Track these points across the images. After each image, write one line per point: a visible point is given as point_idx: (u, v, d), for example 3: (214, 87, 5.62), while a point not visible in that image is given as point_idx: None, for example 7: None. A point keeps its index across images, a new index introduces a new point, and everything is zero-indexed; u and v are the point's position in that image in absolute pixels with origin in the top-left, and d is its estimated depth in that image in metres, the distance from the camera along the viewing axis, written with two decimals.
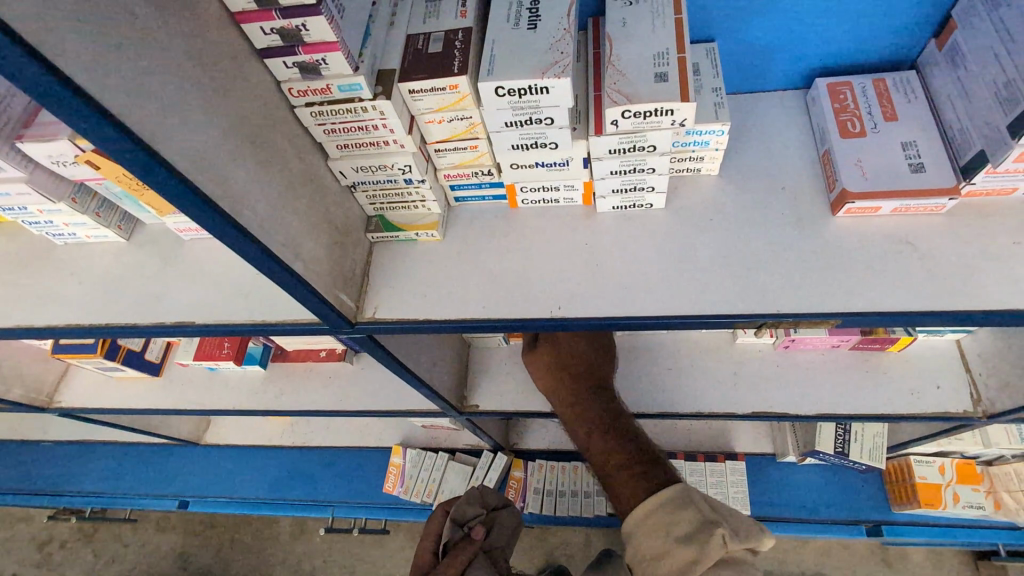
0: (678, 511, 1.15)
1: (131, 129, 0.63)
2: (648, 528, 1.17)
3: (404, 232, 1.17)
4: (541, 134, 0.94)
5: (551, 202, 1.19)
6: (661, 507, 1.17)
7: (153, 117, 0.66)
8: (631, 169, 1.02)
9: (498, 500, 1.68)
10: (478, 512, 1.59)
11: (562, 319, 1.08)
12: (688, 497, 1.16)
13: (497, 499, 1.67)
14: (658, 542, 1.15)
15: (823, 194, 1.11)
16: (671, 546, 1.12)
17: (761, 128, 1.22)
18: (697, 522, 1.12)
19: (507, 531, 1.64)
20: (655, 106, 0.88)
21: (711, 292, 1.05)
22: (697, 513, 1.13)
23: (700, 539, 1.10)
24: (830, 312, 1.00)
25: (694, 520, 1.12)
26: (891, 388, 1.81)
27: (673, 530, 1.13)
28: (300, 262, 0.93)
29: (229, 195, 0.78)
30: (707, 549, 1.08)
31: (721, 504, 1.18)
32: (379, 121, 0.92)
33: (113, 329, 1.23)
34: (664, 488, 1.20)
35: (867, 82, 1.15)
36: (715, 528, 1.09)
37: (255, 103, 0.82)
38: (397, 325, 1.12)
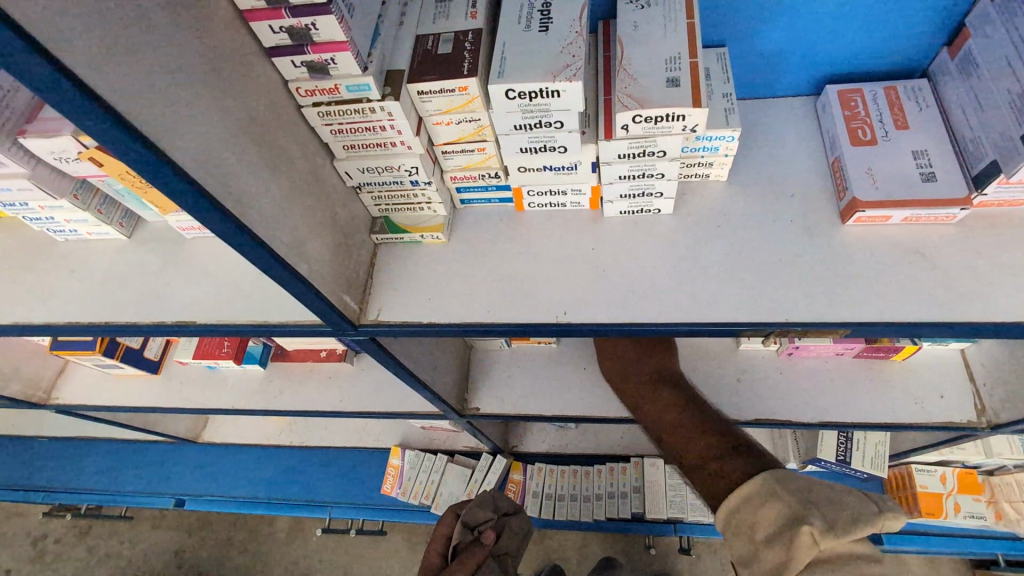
0: (761, 509, 1.04)
1: (136, 127, 0.62)
2: (733, 528, 1.08)
3: (409, 234, 1.16)
4: (550, 137, 0.93)
5: (558, 205, 1.18)
6: (746, 504, 1.07)
7: (159, 115, 0.65)
8: (640, 174, 1.01)
9: (508, 505, 1.68)
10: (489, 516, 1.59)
11: (569, 325, 1.07)
12: (772, 489, 1.04)
13: (507, 504, 1.68)
14: (746, 544, 1.04)
15: (833, 202, 1.10)
16: (757, 547, 1.02)
17: (771, 134, 1.21)
18: (783, 519, 0.99)
19: (516, 535, 1.66)
20: (666, 111, 0.87)
21: (720, 299, 1.04)
22: (782, 508, 1.00)
23: (787, 536, 0.97)
24: (839, 321, 0.99)
25: (781, 517, 1.00)
26: (895, 397, 1.80)
27: (758, 532, 1.02)
28: (305, 264, 0.92)
29: (235, 195, 0.76)
30: (796, 549, 0.96)
31: (820, 492, 1.02)
32: (387, 122, 0.91)
33: (113, 327, 1.22)
34: (750, 482, 1.08)
35: (878, 90, 1.14)
36: (801, 526, 0.96)
37: (261, 102, 0.81)
38: (400, 328, 1.11)
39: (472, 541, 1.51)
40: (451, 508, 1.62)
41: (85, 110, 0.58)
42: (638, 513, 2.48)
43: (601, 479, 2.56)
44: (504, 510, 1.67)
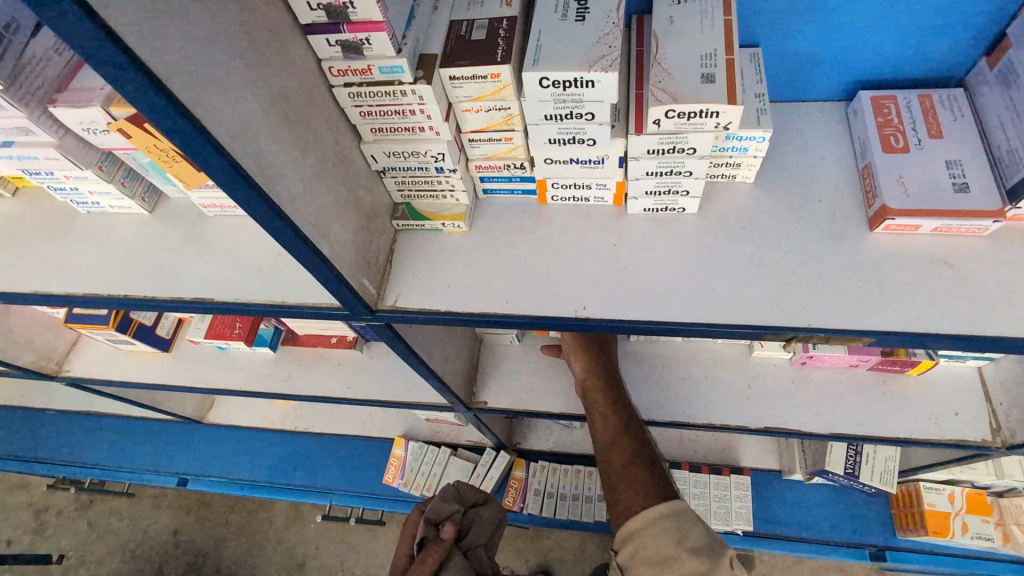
0: (688, 524, 1.28)
1: (174, 95, 0.61)
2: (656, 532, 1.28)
3: (430, 222, 1.16)
4: (580, 129, 0.92)
5: (581, 200, 1.17)
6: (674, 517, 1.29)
7: (196, 83, 0.64)
8: (668, 171, 1.00)
9: (476, 495, 1.66)
10: (456, 510, 1.56)
11: (587, 319, 1.06)
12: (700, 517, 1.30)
13: (475, 495, 1.66)
14: (666, 548, 1.25)
15: (861, 209, 1.09)
16: (680, 552, 1.23)
17: (800, 137, 1.19)
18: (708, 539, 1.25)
19: (486, 527, 1.63)
20: (701, 107, 0.85)
21: (742, 302, 1.03)
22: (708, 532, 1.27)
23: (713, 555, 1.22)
24: (862, 329, 0.98)
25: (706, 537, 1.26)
26: (909, 411, 1.77)
27: (685, 541, 1.25)
28: (328, 244, 0.92)
29: (265, 171, 0.76)
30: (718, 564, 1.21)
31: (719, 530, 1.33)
32: (418, 106, 0.90)
33: (131, 300, 1.22)
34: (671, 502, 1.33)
35: (912, 97, 1.12)
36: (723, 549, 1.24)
37: (295, 78, 0.80)
38: (417, 315, 1.11)
39: (436, 535, 1.48)
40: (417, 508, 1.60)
41: (127, 76, 0.58)
42: None
43: None
44: (472, 501, 1.65)
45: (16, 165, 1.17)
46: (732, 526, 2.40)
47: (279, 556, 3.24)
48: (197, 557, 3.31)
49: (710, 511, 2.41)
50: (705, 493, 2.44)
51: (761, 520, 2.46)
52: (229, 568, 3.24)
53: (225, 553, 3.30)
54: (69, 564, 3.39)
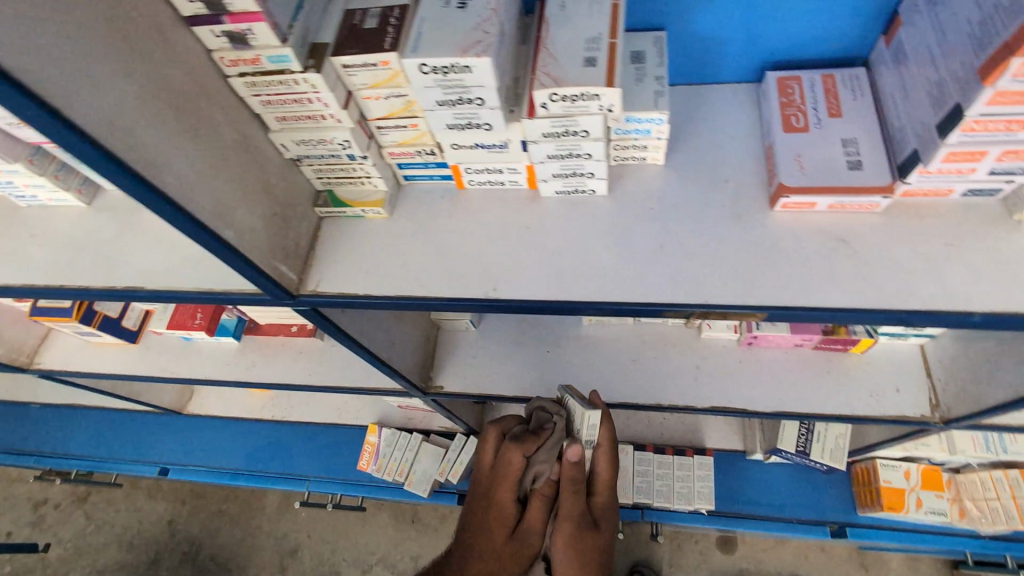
0: None
1: (31, 86, 0.64)
2: None
3: (350, 208, 1.19)
4: (473, 114, 0.95)
5: (497, 184, 1.20)
6: None
7: (58, 76, 0.67)
8: (567, 153, 1.02)
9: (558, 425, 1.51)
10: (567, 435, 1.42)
11: (497, 300, 1.09)
12: None
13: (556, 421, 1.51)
14: None
15: (765, 188, 1.11)
16: None
17: (712, 118, 1.21)
18: None
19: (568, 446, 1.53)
20: (581, 90, 0.88)
21: (645, 280, 1.06)
22: None
23: None
24: (758, 304, 1.01)
25: None
26: (851, 388, 1.79)
27: None
28: (231, 230, 0.95)
29: (147, 160, 0.79)
30: None
31: None
32: (313, 94, 0.93)
33: (66, 290, 1.26)
34: None
35: (816, 77, 1.15)
36: None
37: (179, 69, 0.83)
38: (337, 299, 1.14)
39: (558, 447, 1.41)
40: (518, 452, 1.36)
41: None
42: None
43: None
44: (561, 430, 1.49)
45: None
46: (693, 506, 2.42)
47: (271, 543, 3.31)
48: (190, 546, 3.39)
49: (673, 493, 2.45)
50: (669, 474, 2.48)
51: (725, 500, 2.49)
52: (223, 556, 3.32)
53: (216, 541, 3.37)
54: (67, 555, 3.47)
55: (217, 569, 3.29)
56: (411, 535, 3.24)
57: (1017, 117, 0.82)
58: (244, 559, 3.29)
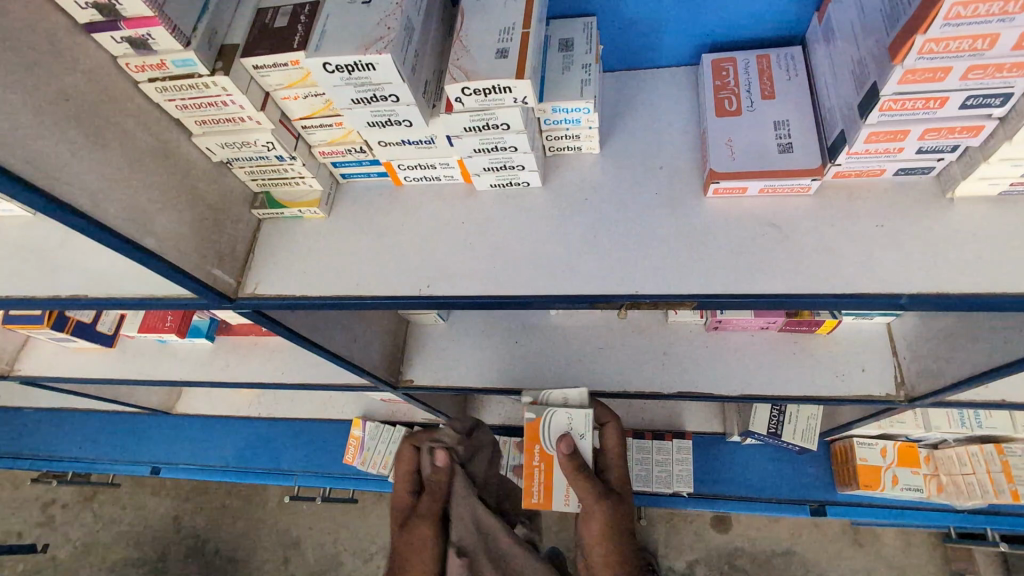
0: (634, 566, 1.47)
1: None
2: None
3: (287, 209, 1.18)
4: (391, 111, 0.94)
5: (433, 179, 1.19)
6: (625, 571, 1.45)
7: None
8: (493, 147, 1.01)
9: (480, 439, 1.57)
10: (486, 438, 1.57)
11: (429, 297, 1.09)
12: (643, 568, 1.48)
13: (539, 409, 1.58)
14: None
15: (701, 174, 1.09)
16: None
17: (650, 104, 1.19)
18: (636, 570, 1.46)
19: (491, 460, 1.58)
20: (492, 83, 0.87)
21: (576, 272, 1.06)
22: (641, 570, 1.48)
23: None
24: (686, 293, 1.00)
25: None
26: (816, 369, 1.78)
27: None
28: (152, 238, 0.95)
29: (48, 173, 0.80)
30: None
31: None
32: (226, 97, 0.92)
33: (14, 299, 1.29)
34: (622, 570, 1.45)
35: (751, 58, 1.13)
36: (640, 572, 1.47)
37: (78, 78, 0.83)
38: (274, 301, 1.14)
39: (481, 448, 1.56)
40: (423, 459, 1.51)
41: None
42: None
43: None
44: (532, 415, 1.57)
45: None
46: (674, 489, 2.44)
47: (273, 536, 3.36)
48: (195, 541, 3.44)
49: (654, 477, 2.45)
50: (648, 458, 2.48)
51: (704, 483, 2.51)
52: (227, 549, 3.37)
53: (219, 536, 3.42)
54: (76, 553, 3.52)
55: (222, 562, 3.34)
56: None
57: (934, 94, 0.80)
58: (248, 553, 3.34)
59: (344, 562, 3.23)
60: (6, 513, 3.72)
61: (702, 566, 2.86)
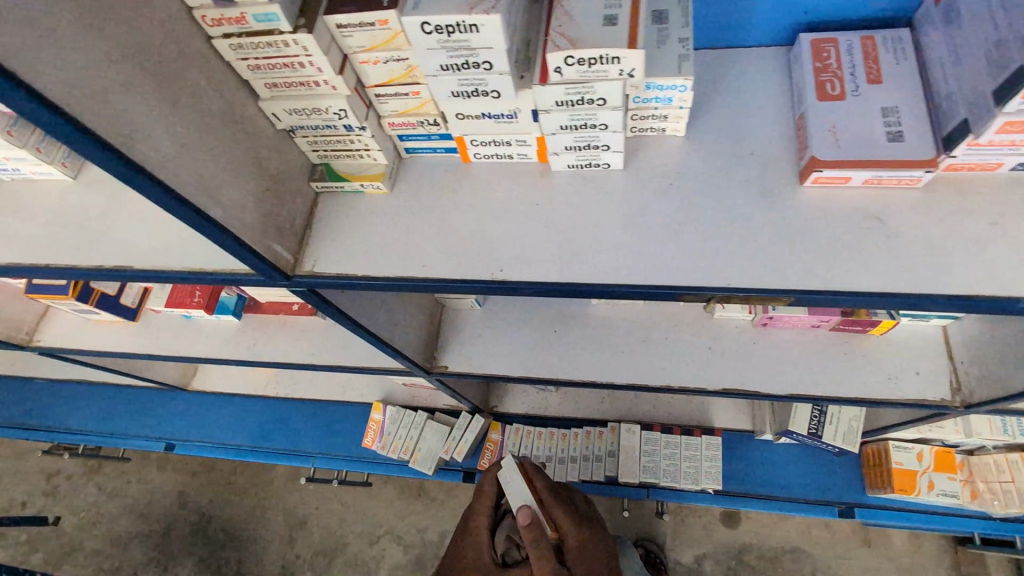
0: None
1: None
2: None
3: (349, 183, 1.11)
4: (480, 80, 0.87)
5: (504, 157, 1.12)
6: None
7: (23, 43, 0.61)
8: (582, 124, 0.95)
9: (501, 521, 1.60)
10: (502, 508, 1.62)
11: (503, 282, 1.03)
12: None
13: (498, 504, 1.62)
14: None
15: (795, 162, 1.03)
16: None
17: (738, 85, 1.12)
18: None
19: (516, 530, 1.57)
20: (599, 52, 0.80)
21: (661, 261, 1.00)
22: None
23: None
24: (782, 289, 0.94)
25: None
26: (868, 370, 1.73)
27: None
28: (219, 208, 0.88)
29: (126, 136, 0.73)
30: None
31: None
32: (305, 58, 0.85)
33: (53, 269, 1.21)
34: None
35: (855, 39, 1.05)
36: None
37: (153, 29, 0.75)
38: (333, 280, 1.08)
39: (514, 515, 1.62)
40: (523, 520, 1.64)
41: None
42: (612, 477, 2.49)
43: (576, 442, 2.57)
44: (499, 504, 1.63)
45: None
46: (701, 485, 2.41)
47: (279, 514, 3.34)
48: (201, 517, 3.42)
49: (681, 472, 2.43)
50: (676, 454, 2.46)
51: (731, 480, 2.48)
52: (232, 525, 3.36)
53: (225, 513, 3.40)
54: (80, 525, 3.49)
55: (228, 539, 3.33)
56: (418, 508, 3.24)
57: None
58: (254, 530, 3.32)
59: (350, 543, 3.21)
60: (11, 482, 3.69)
61: (711, 561, 2.84)
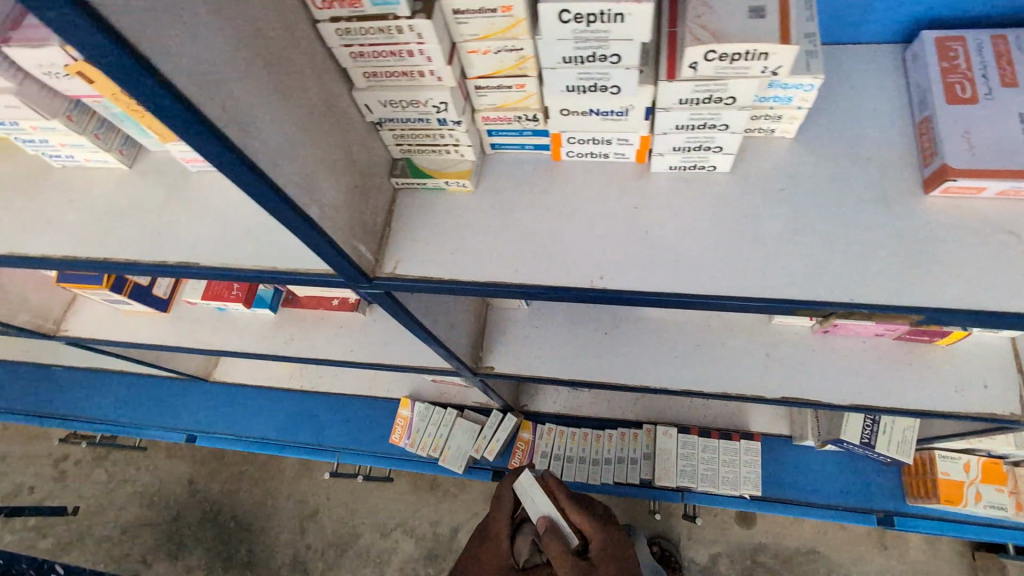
0: None
1: (132, 42, 0.52)
2: None
3: (433, 179, 1.05)
4: (603, 74, 0.80)
5: (599, 156, 1.05)
6: None
7: (156, 25, 0.54)
8: (700, 124, 0.88)
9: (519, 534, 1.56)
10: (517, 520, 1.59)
11: (603, 290, 0.97)
12: None
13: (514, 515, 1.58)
14: None
15: (916, 169, 0.96)
16: None
17: (849, 85, 1.05)
18: None
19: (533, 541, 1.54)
20: (747, 47, 0.73)
21: (775, 273, 0.93)
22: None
23: None
24: (911, 306, 0.88)
25: None
26: (934, 382, 1.67)
27: None
28: (317, 207, 0.82)
29: (243, 131, 0.67)
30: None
31: None
32: (416, 46, 0.78)
33: (113, 263, 1.15)
34: None
35: (984, 38, 0.98)
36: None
37: (268, 12, 0.68)
38: (417, 283, 1.02)
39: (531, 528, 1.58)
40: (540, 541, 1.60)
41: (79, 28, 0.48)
42: (647, 480, 2.45)
43: (611, 444, 2.53)
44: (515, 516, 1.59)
45: None
46: (739, 491, 2.36)
47: (289, 505, 3.30)
48: (211, 506, 3.38)
49: (720, 477, 2.38)
50: (714, 458, 2.40)
51: (769, 485, 2.44)
52: (243, 515, 3.32)
53: (236, 503, 3.35)
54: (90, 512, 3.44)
55: (239, 529, 3.29)
56: (429, 501, 3.19)
57: None
58: (263, 521, 3.28)
59: (361, 535, 3.17)
60: (20, 466, 3.64)
61: (725, 559, 2.79)
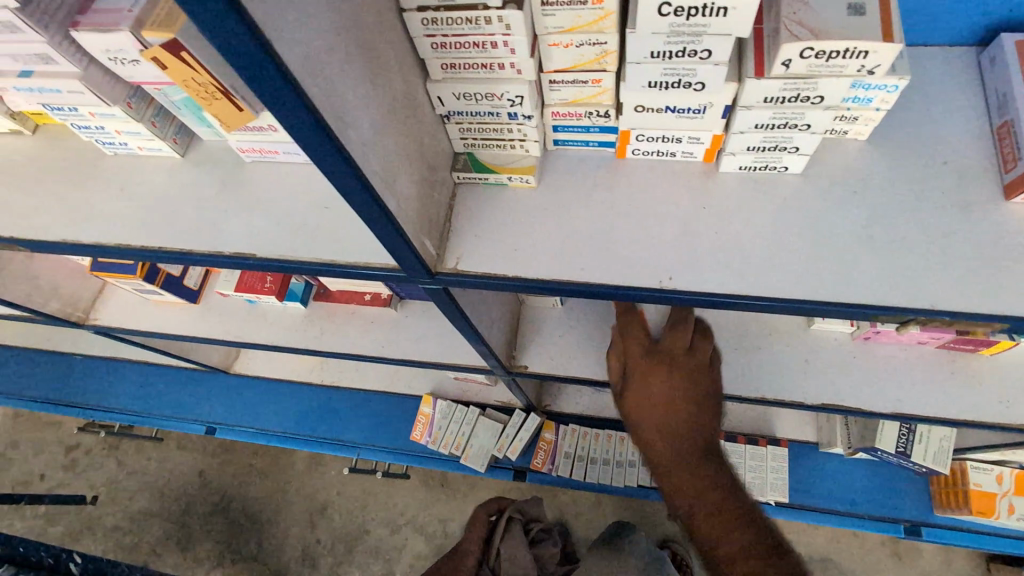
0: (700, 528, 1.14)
1: (258, 25, 0.51)
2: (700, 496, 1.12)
3: (496, 175, 1.03)
4: (690, 70, 0.79)
5: (665, 155, 1.03)
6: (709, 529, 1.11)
7: (277, 10, 0.53)
8: (781, 124, 0.87)
9: None
10: None
11: (672, 291, 0.95)
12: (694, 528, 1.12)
13: None
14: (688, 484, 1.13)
15: (995, 173, 0.95)
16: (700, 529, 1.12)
17: (922, 87, 1.03)
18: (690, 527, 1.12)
19: None
20: (846, 45, 0.72)
21: (849, 276, 0.92)
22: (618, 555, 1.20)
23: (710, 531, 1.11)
24: (994, 313, 0.86)
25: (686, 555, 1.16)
26: (979, 393, 1.57)
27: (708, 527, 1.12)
28: (394, 200, 0.81)
29: (341, 119, 0.65)
30: None
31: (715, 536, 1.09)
32: (501, 37, 0.77)
33: (166, 253, 1.13)
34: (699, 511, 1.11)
35: None
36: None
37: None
38: (480, 280, 1.00)
39: None
40: None
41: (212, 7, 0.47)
42: None
43: None
44: None
45: (38, 101, 1.07)
46: (765, 497, 2.35)
47: (300, 499, 3.29)
48: (222, 498, 3.37)
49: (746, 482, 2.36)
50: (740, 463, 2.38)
51: (796, 493, 2.41)
52: (253, 508, 3.31)
53: (246, 495, 3.35)
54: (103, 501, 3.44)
55: (250, 522, 3.28)
56: (440, 498, 3.16)
57: None
58: (273, 514, 3.28)
59: (371, 531, 3.16)
60: (34, 453, 3.65)
61: None
